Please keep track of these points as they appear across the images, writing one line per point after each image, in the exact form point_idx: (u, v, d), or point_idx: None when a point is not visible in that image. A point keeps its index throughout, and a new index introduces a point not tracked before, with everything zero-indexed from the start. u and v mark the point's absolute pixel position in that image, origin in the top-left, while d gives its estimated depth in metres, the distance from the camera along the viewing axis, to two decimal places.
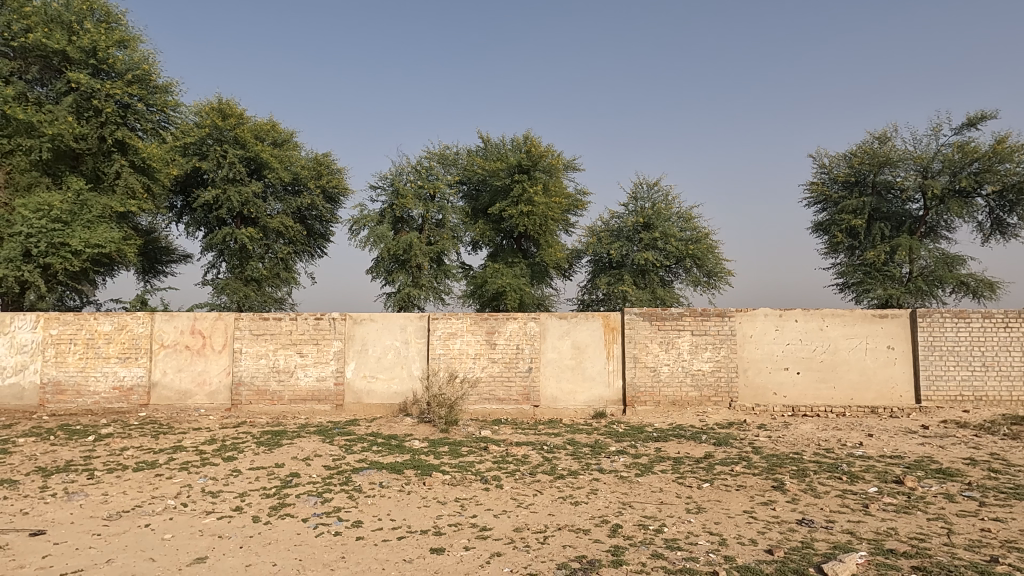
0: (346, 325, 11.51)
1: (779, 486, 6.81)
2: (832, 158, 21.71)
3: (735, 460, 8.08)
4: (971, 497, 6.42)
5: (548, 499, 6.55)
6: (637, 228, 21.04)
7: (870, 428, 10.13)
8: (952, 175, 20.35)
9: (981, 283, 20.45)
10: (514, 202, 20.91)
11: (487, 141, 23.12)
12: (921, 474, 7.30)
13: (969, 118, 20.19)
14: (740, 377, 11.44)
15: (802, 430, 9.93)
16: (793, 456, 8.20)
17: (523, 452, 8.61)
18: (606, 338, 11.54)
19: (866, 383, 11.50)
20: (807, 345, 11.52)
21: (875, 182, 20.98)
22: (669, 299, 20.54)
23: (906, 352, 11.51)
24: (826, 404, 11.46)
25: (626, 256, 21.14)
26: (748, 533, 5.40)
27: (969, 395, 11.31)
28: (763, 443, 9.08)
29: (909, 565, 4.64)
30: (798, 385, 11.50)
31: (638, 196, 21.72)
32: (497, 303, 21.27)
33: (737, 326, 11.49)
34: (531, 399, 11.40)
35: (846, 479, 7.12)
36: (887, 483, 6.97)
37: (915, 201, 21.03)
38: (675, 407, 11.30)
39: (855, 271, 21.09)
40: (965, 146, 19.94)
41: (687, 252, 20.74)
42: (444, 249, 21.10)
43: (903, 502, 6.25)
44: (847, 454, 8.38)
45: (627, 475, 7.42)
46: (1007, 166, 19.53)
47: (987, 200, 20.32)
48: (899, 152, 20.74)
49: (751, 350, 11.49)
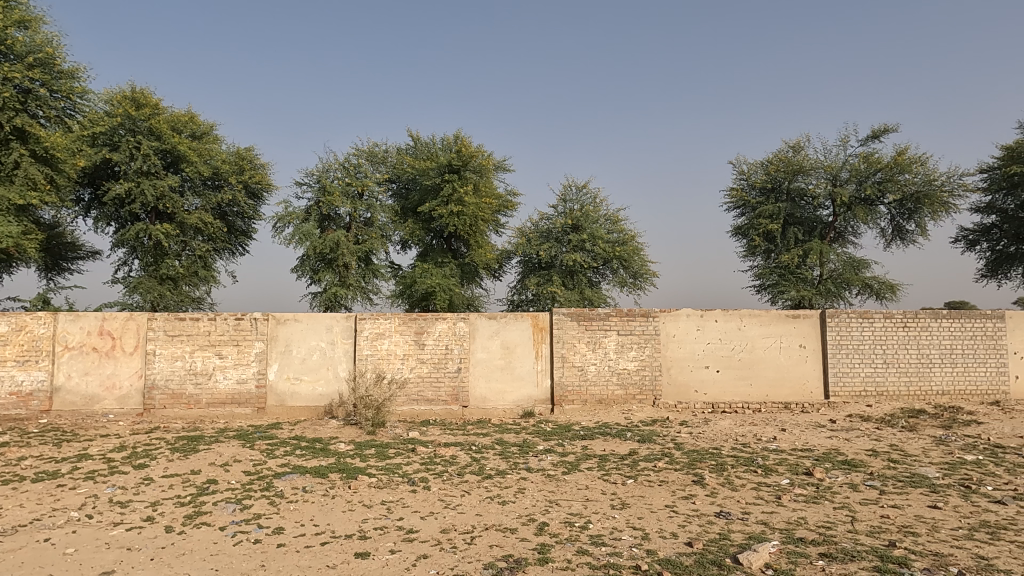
0: (268, 325, 11.14)
1: (699, 481, 7.05)
2: (750, 165, 22.63)
3: (658, 456, 8.32)
4: (873, 486, 6.84)
5: (475, 499, 6.54)
6: (566, 229, 21.35)
7: (783, 423, 10.64)
8: (859, 184, 21.69)
9: (883, 285, 21.81)
10: (444, 202, 20.84)
11: (417, 139, 22.84)
12: (828, 465, 7.73)
13: (873, 130, 21.53)
14: (663, 375, 11.79)
15: (721, 426, 10.32)
16: (712, 452, 8.51)
17: (451, 453, 8.56)
18: (535, 338, 11.64)
19: (781, 380, 12.07)
20: (726, 344, 11.98)
21: (789, 189, 22.02)
22: (596, 300, 20.93)
23: (816, 350, 12.15)
24: (744, 400, 11.96)
25: (554, 257, 21.37)
26: (669, 527, 5.58)
27: (872, 391, 12.06)
28: (684, 439, 9.38)
29: (817, 552, 4.89)
30: (718, 383, 11.95)
31: (567, 198, 21.99)
32: (426, 303, 21.09)
33: (661, 326, 11.83)
34: (460, 399, 11.35)
35: (761, 471, 7.46)
36: (797, 475, 7.34)
37: (825, 208, 22.19)
38: (602, 405, 11.53)
39: (770, 273, 22.03)
40: (870, 157, 21.31)
41: (614, 254, 21.18)
42: (372, 248, 20.78)
43: (812, 492, 6.60)
44: (763, 448, 8.77)
45: (554, 474, 7.50)
46: (906, 177, 20.99)
47: (888, 208, 21.73)
48: (811, 161, 21.89)
49: (674, 348, 11.87)
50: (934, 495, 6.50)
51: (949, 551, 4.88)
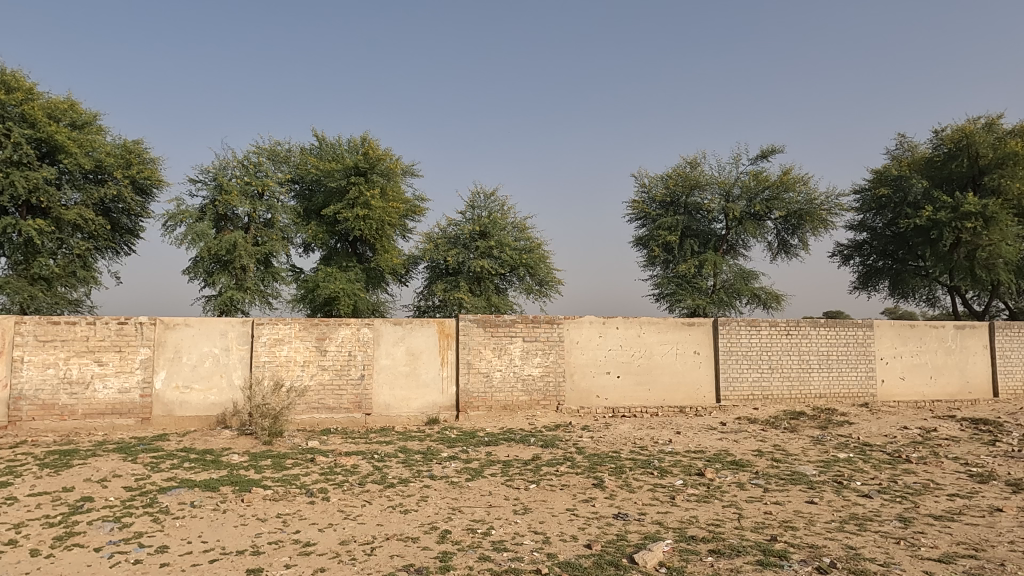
0: (155, 330, 10.47)
1: (599, 484, 7.24)
2: (650, 179, 23.55)
3: (560, 460, 8.48)
4: (758, 484, 7.27)
5: (377, 509, 6.41)
6: (473, 236, 21.41)
7: (679, 426, 11.12)
8: (749, 200, 23.07)
9: (770, 295, 23.29)
10: (350, 205, 20.38)
11: (322, 139, 22.18)
12: (718, 465, 8.16)
13: (762, 150, 22.98)
14: (567, 381, 12.04)
15: (621, 430, 10.66)
16: (612, 455, 8.77)
17: (352, 462, 8.35)
18: (440, 344, 11.56)
19: (677, 385, 12.61)
20: (626, 350, 12.39)
21: (687, 203, 23.09)
22: (502, 307, 21.11)
23: (709, 356, 12.80)
24: (642, 404, 12.40)
25: (461, 264, 21.35)
26: (570, 530, 5.68)
27: (758, 394, 12.85)
28: (585, 443, 9.62)
29: (706, 548, 5.14)
30: (618, 388, 12.32)
31: (475, 205, 22.05)
32: (329, 308, 20.55)
33: (565, 333, 12.07)
34: (362, 407, 11.09)
35: (657, 473, 7.76)
36: (690, 475, 7.70)
37: (718, 222, 23.45)
38: (506, 411, 11.63)
39: (669, 283, 22.98)
40: (759, 176, 22.75)
41: (521, 261, 21.44)
42: (273, 250, 20.00)
43: (703, 492, 6.94)
44: (659, 450, 9.13)
45: (458, 481, 7.47)
46: (790, 195, 22.58)
47: (775, 223, 23.28)
48: (706, 177, 23.08)
49: (577, 355, 12.14)
50: (811, 491, 7.00)
51: (823, 543, 5.27)
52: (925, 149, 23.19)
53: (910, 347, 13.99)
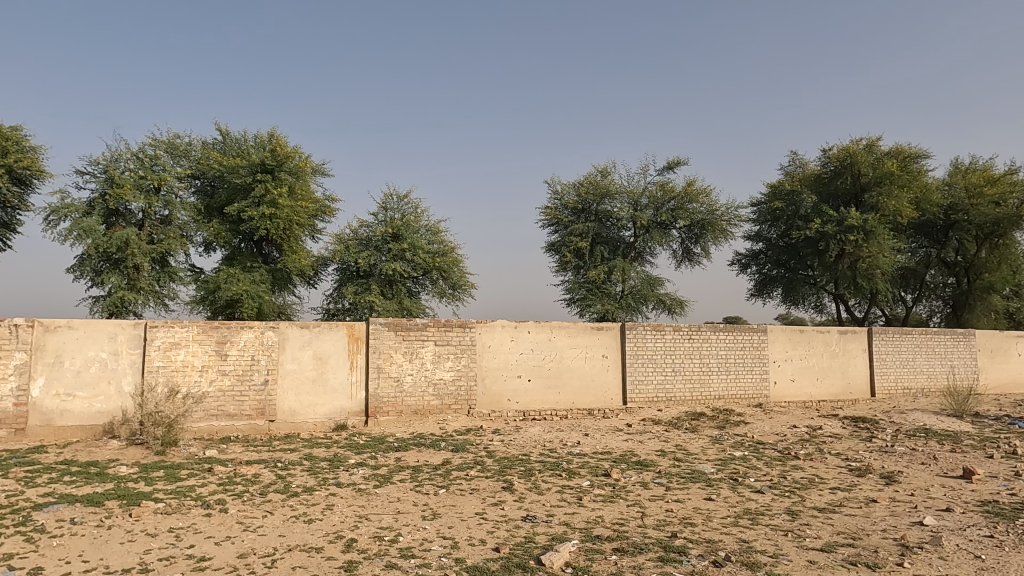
0: (33, 333, 9.65)
1: (508, 487, 7.29)
2: (563, 186, 23.98)
3: (470, 464, 8.46)
4: (660, 483, 7.54)
5: (279, 519, 6.17)
6: (385, 238, 21.07)
7: (587, 428, 11.37)
8: (656, 210, 23.96)
9: (674, 301, 24.26)
10: (255, 203, 19.57)
11: (226, 134, 21.16)
12: (624, 466, 8.40)
13: (668, 161, 23.93)
14: (478, 385, 12.06)
15: (531, 433, 10.78)
16: (521, 458, 8.86)
17: (253, 471, 7.99)
18: (350, 348, 11.27)
19: (585, 388, 12.88)
20: (537, 354, 12.54)
21: (597, 210, 23.69)
22: (414, 310, 20.89)
23: (617, 360, 13.17)
24: (552, 408, 12.59)
25: (373, 266, 20.97)
26: (478, 534, 5.68)
27: (662, 396, 13.35)
28: (496, 447, 9.66)
29: (611, 547, 5.28)
30: (529, 392, 12.45)
31: (387, 206, 21.70)
32: (231, 310, 19.62)
33: (477, 337, 12.08)
34: (266, 413, 10.65)
35: (565, 475, 7.90)
36: (597, 476, 7.88)
37: (627, 229, 24.19)
38: (417, 416, 11.50)
39: (579, 288, 23.47)
40: (665, 186, 23.69)
41: (434, 265, 21.29)
42: (170, 249, 18.90)
43: (609, 492, 7.12)
44: (568, 452, 9.31)
45: (365, 488, 7.30)
46: (694, 206, 23.65)
47: (679, 232, 24.29)
48: (616, 186, 23.77)
49: (489, 359, 12.18)
50: (709, 488, 7.33)
51: (719, 538, 5.53)
52: (814, 166, 24.92)
53: (799, 351, 14.94)
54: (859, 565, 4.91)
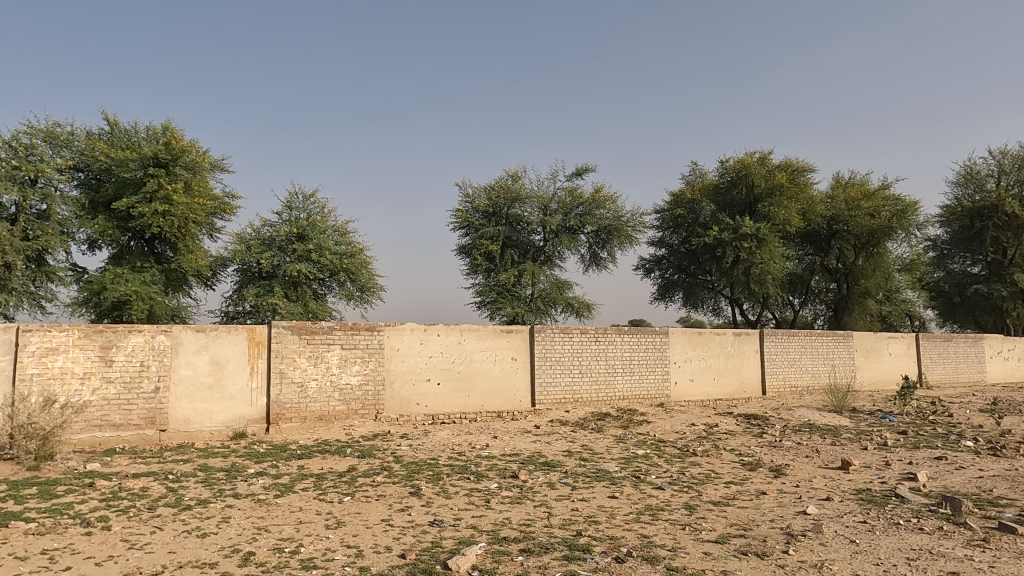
0: None
1: (415, 492, 7.20)
2: (474, 190, 24.01)
3: (377, 470, 8.30)
4: (567, 483, 7.69)
5: (169, 535, 5.81)
6: (290, 238, 20.36)
7: (496, 430, 11.42)
8: (565, 215, 24.47)
9: (582, 304, 24.84)
10: (147, 199, 18.39)
11: (114, 125, 19.76)
12: (532, 467, 8.50)
13: (576, 168, 24.52)
14: (386, 389, 11.85)
15: (440, 437, 10.71)
16: (430, 462, 8.78)
17: (141, 484, 7.49)
18: (250, 353, 10.78)
19: (495, 391, 12.94)
20: (447, 357, 12.47)
21: (508, 214, 23.87)
22: (320, 313, 20.31)
23: (526, 362, 13.32)
24: (461, 411, 12.56)
25: (277, 267, 20.19)
26: (384, 541, 5.58)
27: (570, 398, 13.63)
28: (404, 452, 9.52)
29: (517, 548, 5.31)
30: (438, 396, 12.36)
31: (292, 205, 20.97)
32: (119, 313, 18.33)
33: (385, 340, 11.88)
34: (156, 423, 10.01)
35: (473, 478, 7.89)
36: (505, 478, 7.93)
37: (537, 234, 24.53)
38: (322, 422, 11.17)
39: (490, 291, 23.53)
40: (574, 192, 24.25)
41: (341, 266, 20.75)
42: (49, 247, 17.45)
43: (516, 493, 7.18)
44: (476, 455, 9.32)
45: (265, 498, 7.00)
46: (601, 212, 24.37)
47: (587, 237, 24.91)
48: (527, 191, 24.06)
49: (398, 362, 12.00)
50: (613, 486, 7.55)
51: (621, 534, 5.69)
52: (712, 176, 26.26)
53: (698, 352, 15.67)
54: (749, 554, 5.19)
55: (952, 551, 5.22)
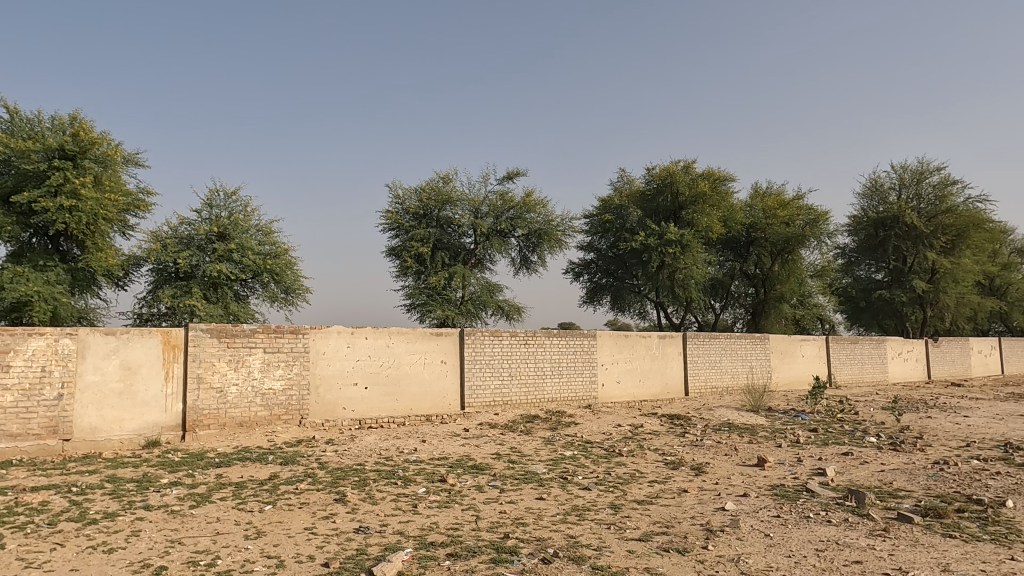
0: None
1: (341, 499, 7.04)
2: (405, 191, 23.73)
3: (300, 477, 8.07)
4: (495, 485, 7.70)
5: (71, 552, 5.44)
6: (210, 237, 19.52)
7: (424, 434, 11.32)
8: (496, 218, 24.53)
9: (512, 307, 24.97)
10: (52, 193, 17.22)
11: (15, 113, 18.41)
12: (460, 471, 8.47)
13: (508, 172, 24.66)
14: (311, 394, 11.55)
15: (367, 442, 10.52)
16: (356, 468, 8.61)
17: (41, 498, 6.99)
18: (164, 357, 10.26)
19: (424, 395, 12.82)
20: (374, 361, 12.27)
21: (439, 216, 23.70)
22: (242, 315, 19.58)
23: (455, 365, 13.26)
24: (389, 415, 12.37)
25: (195, 267, 19.32)
26: (307, 550, 5.42)
27: (499, 400, 13.67)
28: (329, 457, 9.30)
29: (444, 553, 5.28)
30: (365, 400, 12.13)
31: (213, 203, 20.14)
32: (18, 315, 17.07)
33: (311, 343, 11.58)
34: (59, 432, 9.38)
35: (401, 483, 7.79)
36: (433, 482, 7.87)
37: (468, 236, 24.49)
38: (242, 428, 10.76)
39: (420, 293, 23.30)
40: (505, 196, 24.39)
41: (265, 267, 20.07)
42: None
43: (444, 497, 7.13)
44: (404, 459, 9.20)
45: (179, 509, 6.68)
46: (532, 215, 24.60)
47: (518, 241, 25.08)
48: (458, 193, 23.98)
49: (324, 366, 11.71)
50: (541, 488, 7.61)
51: (548, 535, 5.74)
52: (639, 183, 26.97)
53: (624, 355, 16.04)
54: (671, 550, 5.34)
55: (857, 541, 5.54)
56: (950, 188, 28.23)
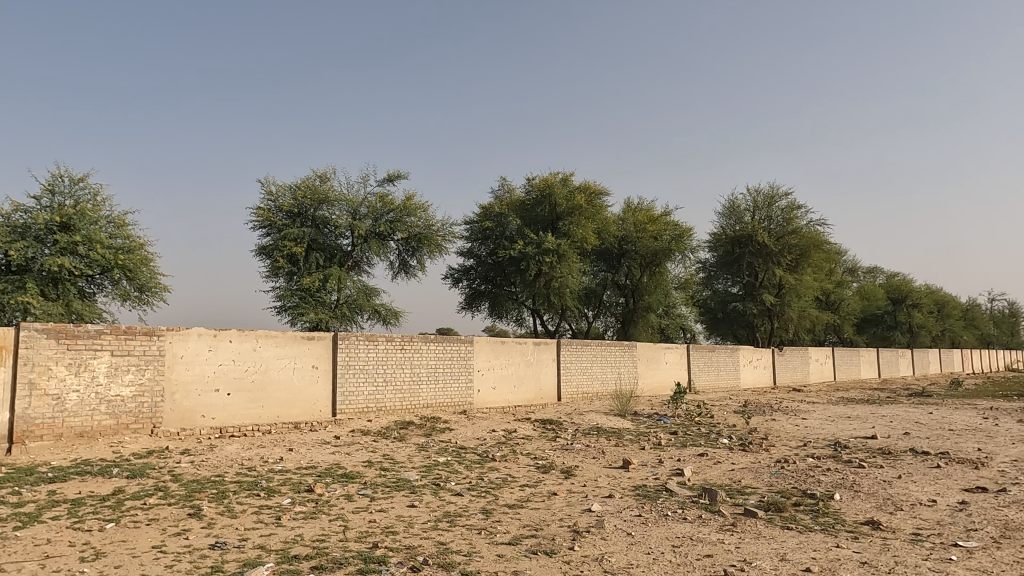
0: None
1: (196, 513, 6.56)
2: (279, 188, 22.60)
3: (150, 491, 7.43)
4: (365, 494, 7.51)
5: None
6: (50, 228, 17.59)
7: (292, 442, 10.82)
8: (375, 220, 24.03)
9: (389, 311, 24.55)
10: None
11: None
12: (328, 480, 8.17)
13: (388, 174, 24.27)
14: (166, 401, 10.69)
15: (227, 451, 9.90)
16: (214, 479, 8.07)
17: None
18: None
19: (292, 402, 12.26)
20: (239, 366, 11.58)
21: (314, 216, 22.80)
22: (87, 315, 17.84)
23: (327, 370, 12.82)
24: (254, 423, 11.70)
25: (31, 260, 17.35)
26: (154, 570, 5.00)
27: (372, 407, 13.38)
28: (184, 469, 8.65)
29: (308, 566, 5.06)
30: (227, 407, 11.40)
31: (56, 189, 18.19)
32: None
33: (167, 346, 10.75)
34: None
35: (264, 494, 7.39)
36: (299, 492, 7.53)
37: (345, 238, 23.77)
38: (82, 439, 9.73)
39: (291, 296, 22.32)
40: (385, 199, 24.02)
41: (116, 263, 18.33)
42: None
43: (311, 508, 6.85)
44: (268, 469, 8.75)
45: (1, 532, 5.91)
46: (411, 219, 24.42)
47: (397, 244, 24.71)
48: (335, 193, 23.25)
49: (181, 371, 10.89)
50: (413, 495, 7.51)
51: (418, 543, 5.67)
52: (518, 193, 27.54)
53: (499, 361, 16.24)
54: (539, 553, 5.45)
55: (708, 536, 5.94)
56: (795, 212, 31.21)
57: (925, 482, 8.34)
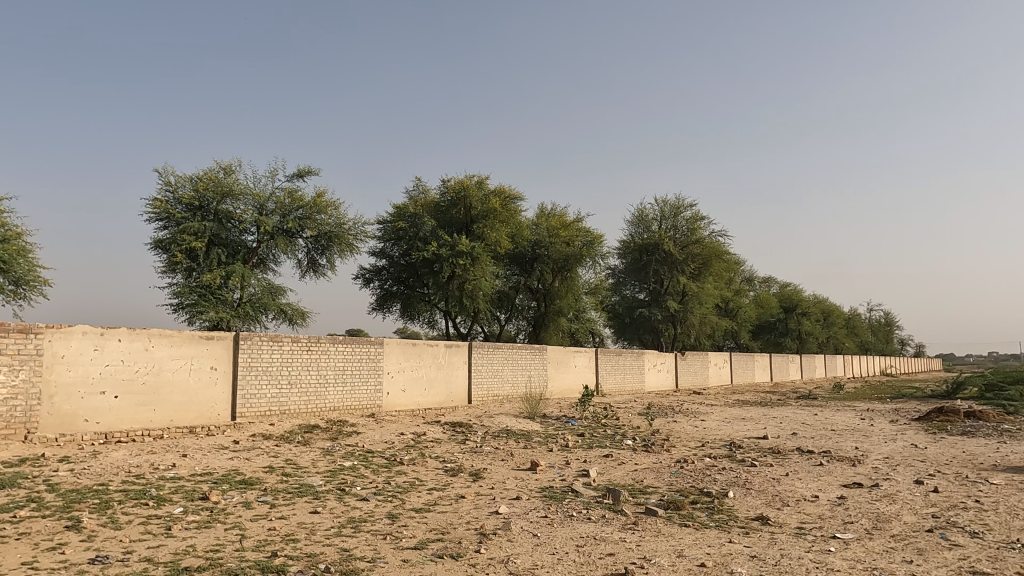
0: None
1: (74, 525, 6.07)
2: (178, 178, 21.35)
3: (21, 503, 6.81)
4: (265, 501, 7.20)
5: None
6: None
7: (185, 448, 10.23)
8: (282, 216, 23.18)
9: (296, 311, 23.75)
10: None
11: None
12: (225, 487, 7.78)
13: (298, 169, 23.46)
14: (43, 405, 9.84)
15: (113, 458, 9.23)
16: (97, 489, 7.50)
17: None
18: None
19: (187, 405, 11.60)
20: (128, 367, 10.85)
21: (217, 210, 21.72)
22: None
23: (226, 372, 12.22)
24: (143, 428, 10.98)
25: None
26: None
27: (274, 410, 12.87)
28: (61, 478, 7.99)
29: None
30: (114, 411, 10.64)
31: None
32: None
33: (46, 345, 9.92)
34: None
35: (153, 503, 6.94)
36: (192, 501, 7.12)
37: (250, 234, 22.78)
38: None
39: (189, 292, 21.15)
40: (294, 194, 23.21)
41: None
42: None
43: (205, 517, 6.49)
44: (159, 477, 8.23)
45: None
46: (322, 217, 23.75)
47: (305, 242, 23.95)
48: (241, 186, 22.26)
49: (62, 372, 10.06)
50: (316, 501, 7.28)
51: (319, 550, 5.50)
52: (433, 194, 27.36)
53: (410, 363, 16.04)
54: (445, 556, 5.41)
55: (611, 535, 6.10)
56: (699, 223, 32.70)
57: (809, 479, 8.92)
